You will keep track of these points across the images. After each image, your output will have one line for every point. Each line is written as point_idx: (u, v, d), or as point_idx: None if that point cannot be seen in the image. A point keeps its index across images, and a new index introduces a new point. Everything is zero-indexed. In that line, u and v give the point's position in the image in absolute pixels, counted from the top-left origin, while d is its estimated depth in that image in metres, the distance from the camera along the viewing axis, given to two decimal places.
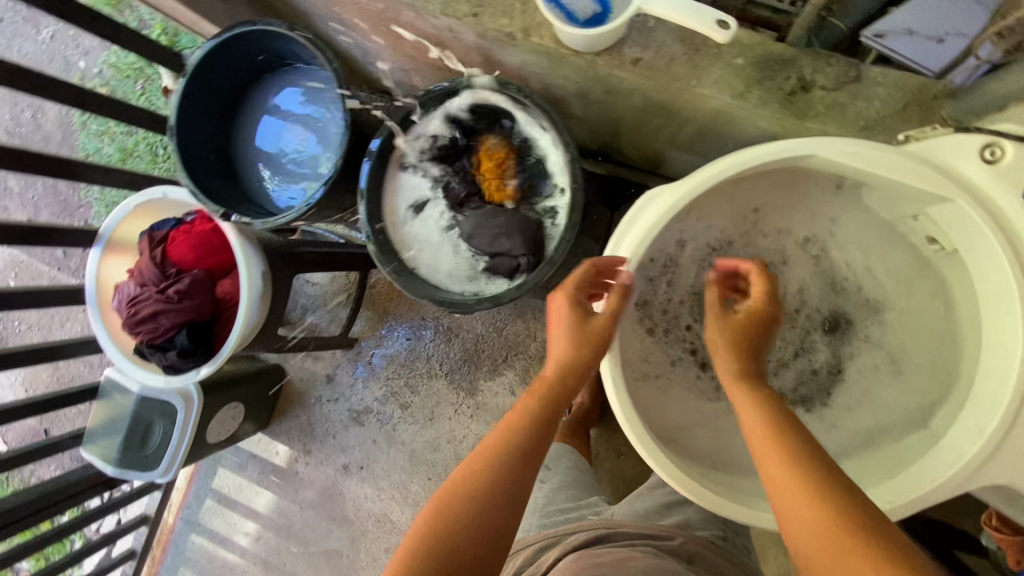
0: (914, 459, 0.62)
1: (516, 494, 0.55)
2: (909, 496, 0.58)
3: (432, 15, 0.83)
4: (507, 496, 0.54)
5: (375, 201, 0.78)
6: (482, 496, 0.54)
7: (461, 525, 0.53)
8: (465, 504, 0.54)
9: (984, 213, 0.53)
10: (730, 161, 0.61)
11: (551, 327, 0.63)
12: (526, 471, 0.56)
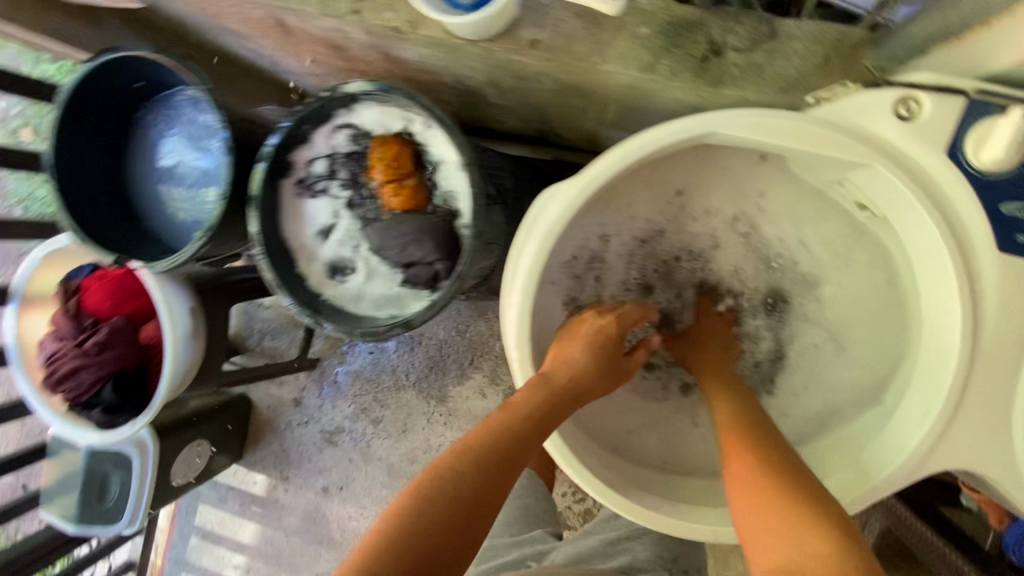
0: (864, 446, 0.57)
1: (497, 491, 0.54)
2: (858, 492, 0.54)
3: (312, 16, 0.75)
4: (491, 503, 0.53)
5: (271, 230, 0.71)
6: (472, 500, 0.52)
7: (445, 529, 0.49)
8: (452, 504, 0.50)
9: (905, 178, 0.48)
10: (632, 145, 0.55)
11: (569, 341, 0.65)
12: (503, 478, 0.54)
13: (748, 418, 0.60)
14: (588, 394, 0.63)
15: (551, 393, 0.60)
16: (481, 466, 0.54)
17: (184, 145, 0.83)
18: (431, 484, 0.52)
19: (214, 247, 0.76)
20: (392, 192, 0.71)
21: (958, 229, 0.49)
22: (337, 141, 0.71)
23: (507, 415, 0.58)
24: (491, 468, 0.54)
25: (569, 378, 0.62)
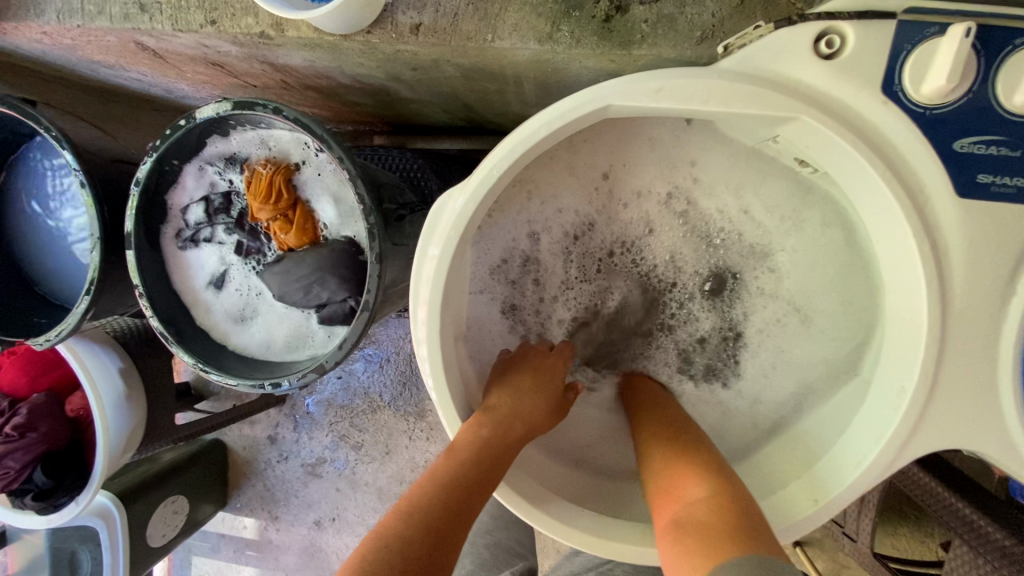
0: (840, 428, 0.51)
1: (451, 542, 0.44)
2: (840, 488, 0.47)
3: (167, 33, 0.66)
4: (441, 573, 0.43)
5: (156, 284, 0.63)
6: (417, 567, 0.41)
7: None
8: None
9: (840, 125, 0.41)
10: (515, 139, 0.47)
11: (514, 372, 0.56)
12: (456, 528, 0.45)
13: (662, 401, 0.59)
14: (536, 430, 0.53)
15: (500, 428, 0.50)
16: (425, 527, 0.44)
17: (55, 199, 0.76)
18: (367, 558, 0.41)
19: (104, 309, 0.69)
20: (282, 230, 0.62)
21: (908, 176, 0.41)
22: (211, 180, 0.65)
23: (451, 460, 0.48)
24: (439, 526, 0.44)
25: (516, 412, 0.52)
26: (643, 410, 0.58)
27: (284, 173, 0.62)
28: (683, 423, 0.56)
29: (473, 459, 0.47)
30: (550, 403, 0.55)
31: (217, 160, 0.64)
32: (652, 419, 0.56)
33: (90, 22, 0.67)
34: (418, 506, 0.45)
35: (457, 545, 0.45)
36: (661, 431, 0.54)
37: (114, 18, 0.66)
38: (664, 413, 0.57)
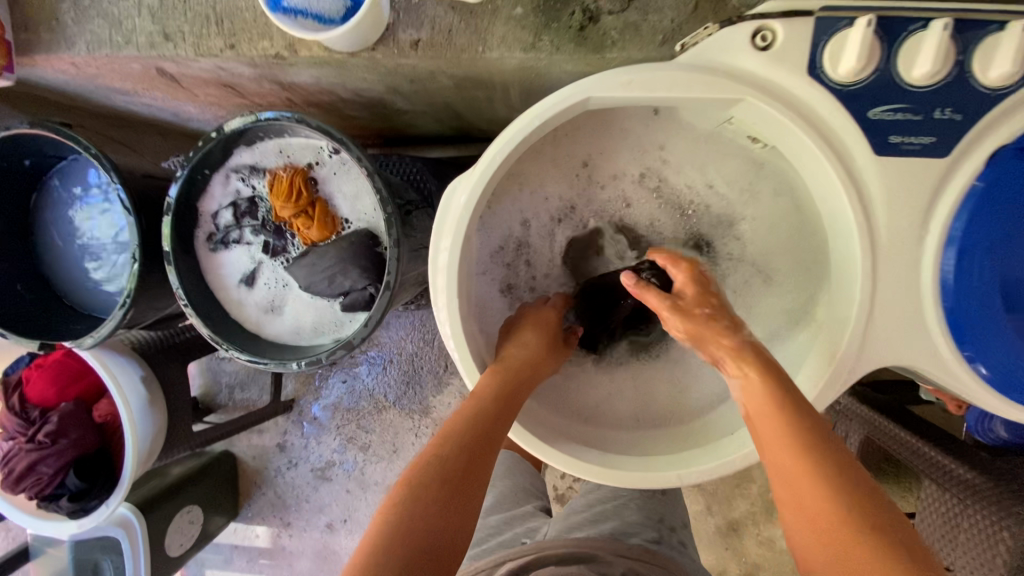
0: (801, 361, 0.60)
1: (484, 467, 0.52)
2: None
3: (189, 59, 0.74)
4: (477, 486, 0.51)
5: (192, 285, 0.70)
6: (456, 486, 0.50)
7: (437, 531, 0.47)
8: (438, 498, 0.48)
9: (778, 103, 0.50)
10: (506, 136, 0.55)
11: (524, 327, 0.64)
12: (486, 455, 0.53)
13: (798, 428, 0.51)
14: (544, 372, 0.62)
15: (514, 372, 0.58)
16: (461, 452, 0.52)
17: (87, 212, 0.83)
18: (415, 482, 0.49)
19: (140, 312, 0.75)
20: (305, 225, 0.70)
21: (836, 141, 0.51)
22: (236, 187, 0.72)
23: (477, 399, 0.55)
24: (472, 453, 0.52)
25: (525, 359, 0.60)
26: (787, 452, 0.50)
27: (302, 174, 0.70)
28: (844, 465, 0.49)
29: (495, 399, 0.55)
30: (555, 346, 0.64)
31: (241, 168, 0.71)
32: (815, 483, 0.48)
33: (118, 52, 0.74)
34: (452, 437, 0.53)
35: (489, 464, 0.53)
36: (837, 506, 0.46)
37: (140, 47, 0.73)
38: (818, 457, 0.49)
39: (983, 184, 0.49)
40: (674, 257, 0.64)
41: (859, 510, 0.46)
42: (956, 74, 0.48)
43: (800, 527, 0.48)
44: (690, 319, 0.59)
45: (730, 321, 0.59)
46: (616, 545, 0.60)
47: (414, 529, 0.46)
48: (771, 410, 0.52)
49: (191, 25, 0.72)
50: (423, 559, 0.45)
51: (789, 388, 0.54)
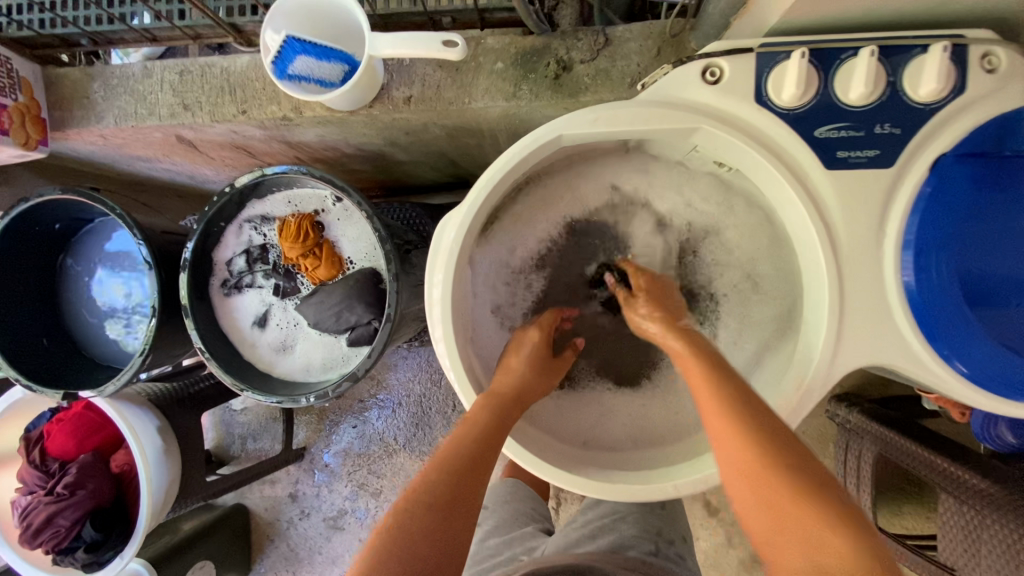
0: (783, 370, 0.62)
1: (473, 491, 0.54)
2: (785, 413, 0.58)
3: (205, 125, 0.81)
4: (468, 512, 0.52)
5: (208, 328, 0.74)
6: (447, 510, 0.51)
7: (426, 556, 0.48)
8: (429, 522, 0.50)
9: (730, 128, 0.55)
10: (491, 169, 0.61)
11: (513, 353, 0.67)
12: (475, 479, 0.55)
13: (719, 387, 0.54)
14: (535, 395, 0.64)
15: (505, 396, 0.61)
16: (451, 477, 0.54)
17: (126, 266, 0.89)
18: (407, 508, 0.51)
19: (157, 357, 0.79)
20: (312, 264, 0.75)
21: (789, 159, 0.56)
22: (248, 235, 0.77)
23: (470, 423, 0.57)
24: (461, 478, 0.54)
25: (515, 386, 0.62)
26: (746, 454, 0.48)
27: (309, 219, 0.75)
28: (771, 417, 0.51)
29: (485, 425, 0.57)
30: (541, 370, 0.66)
31: (254, 218, 0.77)
32: (734, 435, 0.50)
33: (142, 122, 0.82)
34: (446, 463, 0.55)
35: (481, 485, 0.55)
36: (763, 453, 0.48)
37: (162, 117, 0.81)
38: (741, 410, 0.51)
39: (930, 188, 0.53)
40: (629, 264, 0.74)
41: (784, 452, 0.48)
42: (890, 93, 0.53)
43: (730, 479, 0.50)
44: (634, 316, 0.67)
45: (659, 303, 0.67)
46: (616, 558, 0.62)
47: (398, 556, 0.47)
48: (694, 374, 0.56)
49: (207, 96, 0.80)
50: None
51: (710, 357, 0.58)
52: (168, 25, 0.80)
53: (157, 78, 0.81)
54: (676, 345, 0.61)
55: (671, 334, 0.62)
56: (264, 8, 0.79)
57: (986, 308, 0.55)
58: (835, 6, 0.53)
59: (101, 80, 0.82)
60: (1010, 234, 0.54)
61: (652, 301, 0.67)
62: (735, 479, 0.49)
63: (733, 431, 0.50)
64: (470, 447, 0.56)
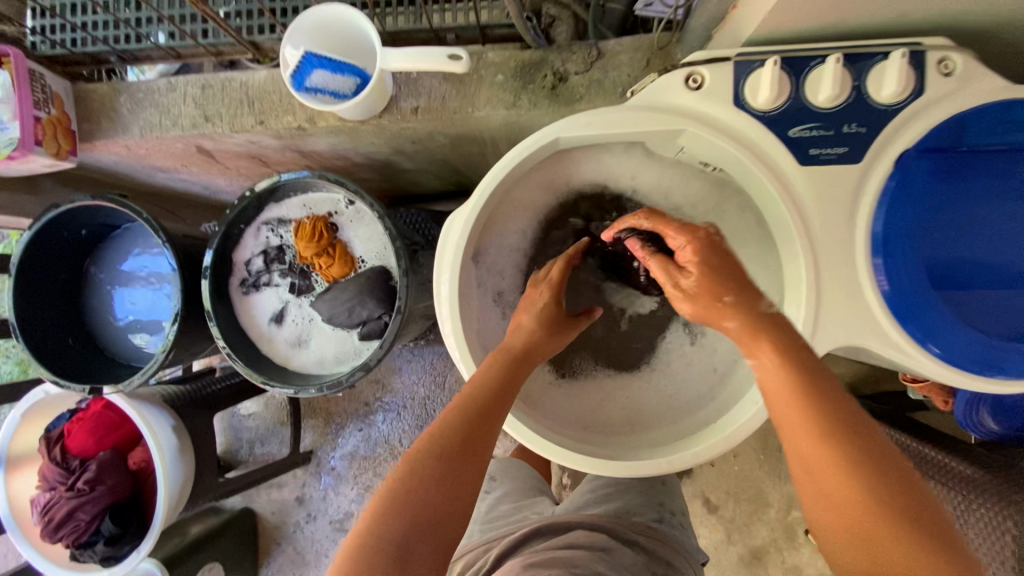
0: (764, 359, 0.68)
1: (482, 443, 0.56)
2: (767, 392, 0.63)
3: (225, 135, 0.87)
4: (476, 462, 0.54)
5: (229, 323, 0.79)
6: (455, 457, 0.53)
7: (433, 500, 0.51)
8: (436, 468, 0.52)
9: (712, 130, 0.61)
10: (496, 169, 0.66)
11: (523, 312, 0.70)
12: (484, 431, 0.56)
13: (828, 424, 0.47)
14: (543, 351, 0.67)
15: (511, 355, 0.64)
16: (462, 428, 0.55)
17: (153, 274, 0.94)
18: (417, 455, 0.53)
19: (177, 354, 0.83)
20: (326, 262, 0.80)
21: (766, 157, 0.61)
22: (265, 236, 0.82)
23: (480, 382, 0.61)
24: (470, 428, 0.56)
25: (523, 343, 0.66)
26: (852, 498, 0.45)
27: (323, 220, 0.80)
28: (884, 460, 0.47)
29: (496, 387, 0.60)
30: (551, 328, 0.69)
31: (271, 221, 0.82)
32: (847, 486, 0.46)
33: (165, 133, 0.87)
34: (455, 416, 0.57)
35: (491, 436, 0.57)
36: (880, 512, 0.45)
37: (184, 128, 0.86)
38: (856, 458, 0.46)
39: (893, 182, 0.59)
40: (670, 224, 0.59)
41: (901, 509, 0.45)
42: (855, 96, 0.59)
43: (822, 515, 0.47)
44: (695, 302, 0.56)
45: (733, 288, 0.54)
46: (617, 534, 0.65)
47: (407, 501, 0.51)
48: (794, 398, 0.49)
49: (227, 108, 0.85)
50: (422, 533, 0.50)
51: (821, 380, 0.49)
52: (192, 42, 0.87)
53: (180, 92, 0.87)
54: (770, 357, 0.51)
55: (752, 342, 0.52)
56: (281, 28, 0.85)
57: (957, 290, 0.60)
58: (804, 20, 0.59)
59: (127, 94, 0.88)
60: (969, 224, 0.59)
61: (716, 283, 0.55)
62: (832, 521, 0.47)
63: (847, 481, 0.46)
64: (478, 403, 0.58)
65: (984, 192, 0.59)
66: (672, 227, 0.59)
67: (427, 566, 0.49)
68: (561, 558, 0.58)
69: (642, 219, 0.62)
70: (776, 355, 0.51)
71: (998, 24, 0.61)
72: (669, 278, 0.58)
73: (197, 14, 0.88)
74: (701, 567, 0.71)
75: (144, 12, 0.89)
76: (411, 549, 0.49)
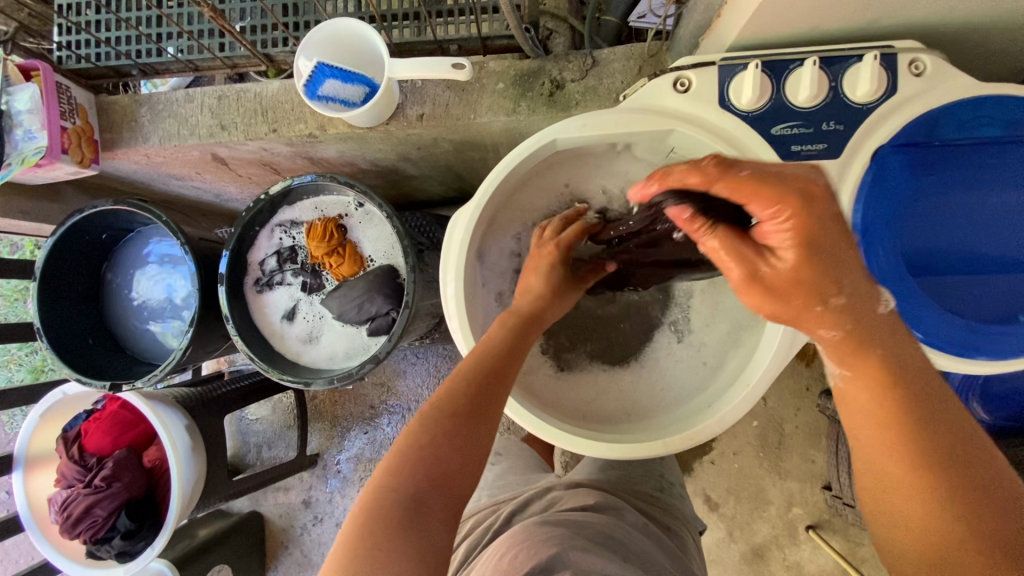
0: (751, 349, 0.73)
1: (491, 402, 0.58)
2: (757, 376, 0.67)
3: (239, 143, 0.91)
4: (488, 421, 0.56)
5: (243, 320, 0.83)
6: (468, 414, 0.55)
7: (449, 456, 0.52)
8: (450, 425, 0.54)
9: (700, 130, 0.65)
10: (498, 169, 0.70)
11: (530, 277, 0.72)
12: (493, 390, 0.59)
13: (924, 448, 0.46)
14: (549, 316, 0.70)
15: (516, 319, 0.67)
16: (472, 388, 0.58)
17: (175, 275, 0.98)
18: (430, 415, 0.55)
19: (194, 352, 0.86)
20: (337, 262, 0.85)
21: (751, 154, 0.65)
22: (279, 237, 0.86)
23: (488, 345, 0.63)
24: (481, 388, 0.58)
25: (530, 306, 0.69)
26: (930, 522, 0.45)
27: (334, 222, 0.85)
28: (985, 489, 0.45)
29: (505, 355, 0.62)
30: (556, 292, 0.71)
31: (284, 223, 0.86)
32: (931, 510, 0.45)
33: (183, 142, 0.91)
34: (468, 378, 0.59)
35: (501, 396, 0.59)
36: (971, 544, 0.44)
37: (201, 136, 0.91)
38: (953, 489, 0.45)
39: (870, 175, 0.63)
40: (772, 192, 0.45)
41: (995, 541, 0.43)
42: (832, 96, 0.63)
43: (895, 531, 0.48)
44: (781, 301, 0.48)
45: (843, 289, 0.47)
46: (619, 518, 0.67)
47: (420, 458, 0.52)
48: (888, 416, 0.47)
49: (242, 117, 0.90)
50: (438, 486, 0.51)
51: (925, 402, 0.47)
52: (210, 56, 0.92)
53: (198, 103, 0.91)
54: (870, 376, 0.48)
55: (854, 353, 0.48)
56: (294, 41, 0.90)
57: (933, 274, 0.64)
58: (783, 27, 0.64)
59: (147, 105, 0.92)
60: (939, 213, 0.64)
61: (821, 282, 0.47)
62: (909, 540, 0.47)
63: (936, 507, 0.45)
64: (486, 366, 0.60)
65: (956, 180, 0.63)
66: (771, 197, 0.45)
67: (440, 516, 0.50)
68: (569, 519, 0.64)
69: (713, 178, 0.48)
70: (875, 373, 0.48)
71: (964, 29, 0.65)
72: (745, 268, 0.49)
73: (215, 29, 0.93)
74: (697, 532, 0.82)
75: (163, 27, 0.94)
76: (425, 500, 0.50)
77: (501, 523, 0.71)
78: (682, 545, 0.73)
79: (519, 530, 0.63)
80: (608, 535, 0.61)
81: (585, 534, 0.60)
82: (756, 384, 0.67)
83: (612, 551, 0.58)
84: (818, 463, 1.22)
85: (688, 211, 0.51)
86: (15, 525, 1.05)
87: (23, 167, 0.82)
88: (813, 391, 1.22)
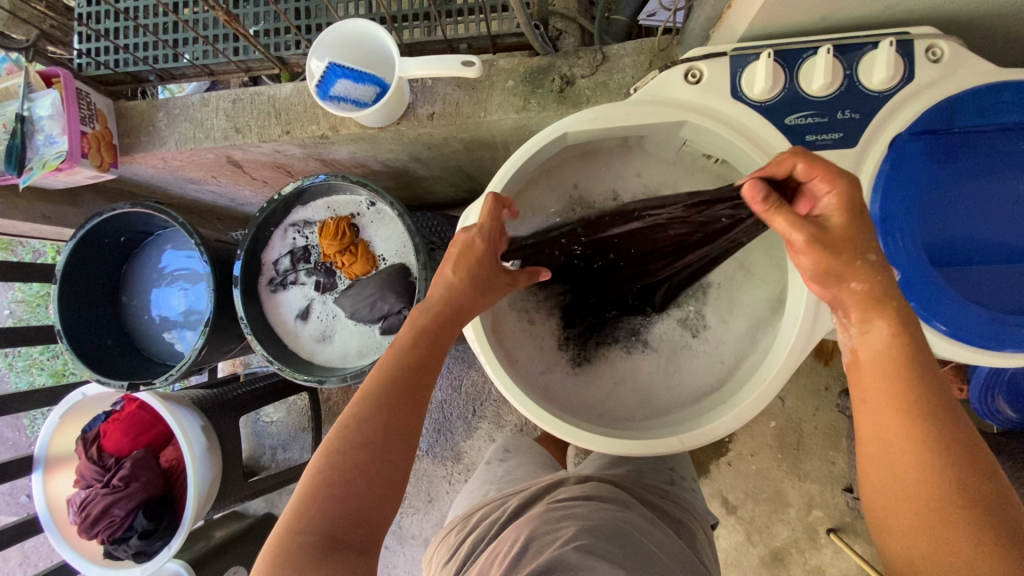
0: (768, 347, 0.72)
1: (405, 421, 0.56)
2: (774, 369, 0.66)
3: (253, 145, 0.92)
4: (400, 441, 0.55)
5: (256, 318, 0.83)
6: (380, 442, 0.54)
7: (357, 491, 0.51)
8: (356, 459, 0.52)
9: (711, 121, 0.65)
10: (512, 160, 0.69)
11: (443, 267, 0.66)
12: (406, 406, 0.56)
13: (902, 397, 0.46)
14: (465, 312, 0.65)
15: (419, 326, 0.62)
16: (380, 411, 0.55)
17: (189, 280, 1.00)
18: (336, 448, 0.53)
19: (209, 352, 0.87)
20: (349, 260, 0.85)
21: (766, 142, 0.65)
22: (292, 237, 0.87)
23: (396, 359, 0.59)
24: (390, 409, 0.55)
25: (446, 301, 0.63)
26: (917, 467, 0.45)
27: (347, 220, 0.86)
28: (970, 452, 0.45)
29: (415, 366, 0.59)
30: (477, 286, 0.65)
31: (298, 223, 0.87)
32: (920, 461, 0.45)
33: (198, 145, 0.93)
34: (375, 396, 0.56)
35: (416, 413, 0.57)
36: (944, 494, 0.44)
37: (216, 139, 0.92)
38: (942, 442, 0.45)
39: (888, 164, 0.62)
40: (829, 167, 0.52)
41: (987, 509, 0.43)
42: (847, 85, 0.63)
43: (882, 492, 0.47)
44: (835, 253, 0.50)
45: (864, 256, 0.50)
46: (629, 513, 0.66)
47: (331, 494, 0.51)
48: (898, 372, 0.47)
49: (256, 120, 0.91)
50: (353, 519, 0.51)
51: (924, 356, 0.48)
52: (225, 59, 0.94)
53: (213, 107, 0.93)
54: (881, 335, 0.49)
55: (872, 308, 0.50)
56: (306, 44, 0.91)
57: (954, 265, 0.62)
58: (795, 15, 0.63)
59: (164, 110, 0.94)
60: (962, 202, 0.62)
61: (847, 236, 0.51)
62: (895, 497, 0.46)
63: (919, 461, 0.45)
64: (394, 382, 0.57)
65: (975, 168, 0.62)
66: (829, 172, 0.52)
67: (359, 548, 0.50)
68: (571, 513, 0.63)
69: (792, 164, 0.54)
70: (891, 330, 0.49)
71: (983, 13, 0.64)
72: (805, 229, 0.51)
73: (229, 34, 0.94)
74: (708, 526, 0.81)
75: (179, 34, 0.96)
76: (341, 536, 0.49)
77: (509, 512, 0.71)
78: (694, 541, 0.71)
79: (523, 526, 0.63)
80: (611, 528, 0.60)
81: (591, 529, 0.59)
82: (773, 378, 0.66)
83: (618, 547, 0.57)
84: (838, 465, 1.19)
85: (761, 192, 0.53)
86: (35, 524, 1.07)
87: (44, 171, 0.83)
88: (832, 391, 1.19)
